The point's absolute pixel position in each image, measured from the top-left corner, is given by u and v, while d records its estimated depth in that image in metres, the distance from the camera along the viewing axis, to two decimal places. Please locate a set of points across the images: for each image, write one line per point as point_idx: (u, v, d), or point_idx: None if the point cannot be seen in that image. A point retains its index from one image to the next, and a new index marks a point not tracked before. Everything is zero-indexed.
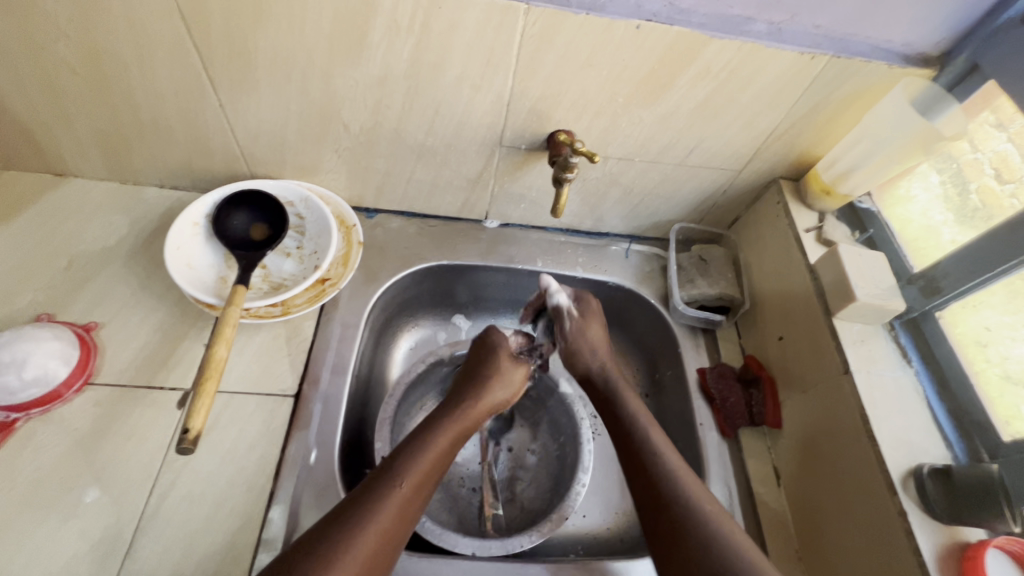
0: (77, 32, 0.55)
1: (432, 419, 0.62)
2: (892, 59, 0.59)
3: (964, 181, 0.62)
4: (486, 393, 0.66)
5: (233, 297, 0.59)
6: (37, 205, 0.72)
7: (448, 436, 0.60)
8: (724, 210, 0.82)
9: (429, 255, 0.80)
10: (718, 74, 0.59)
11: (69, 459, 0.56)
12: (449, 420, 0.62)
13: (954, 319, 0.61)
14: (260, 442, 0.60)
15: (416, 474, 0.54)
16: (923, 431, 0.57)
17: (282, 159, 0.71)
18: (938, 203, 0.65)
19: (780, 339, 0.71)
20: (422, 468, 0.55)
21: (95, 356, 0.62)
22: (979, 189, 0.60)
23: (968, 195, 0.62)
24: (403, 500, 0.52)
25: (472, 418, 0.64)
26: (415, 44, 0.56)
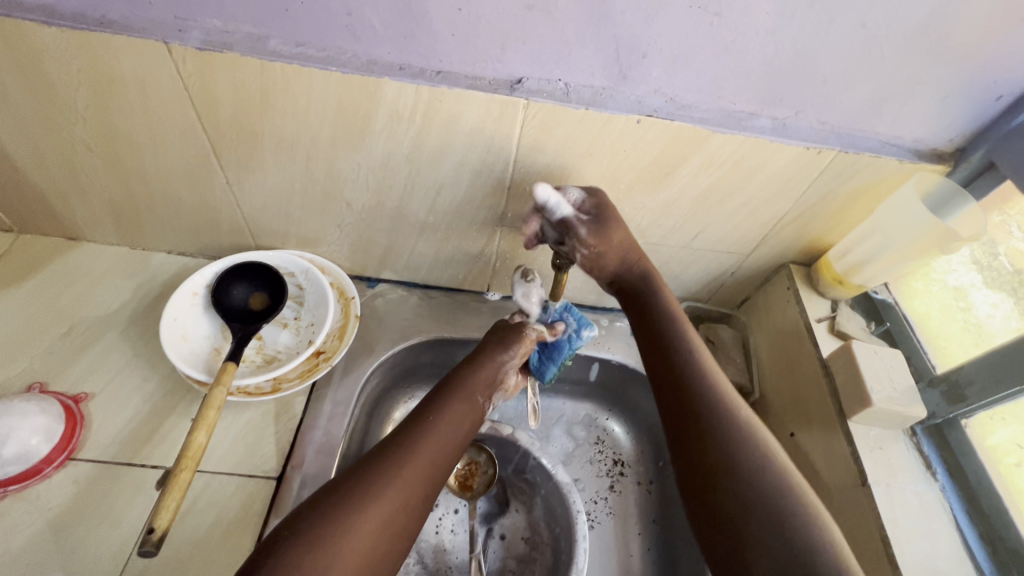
0: (94, 115, 0.57)
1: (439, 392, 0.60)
2: (902, 154, 0.57)
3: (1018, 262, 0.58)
4: (485, 364, 0.65)
5: (220, 375, 0.58)
6: (47, 269, 0.73)
7: (461, 411, 0.59)
8: (732, 290, 0.79)
9: (428, 327, 0.78)
10: (721, 165, 0.58)
11: (38, 542, 0.54)
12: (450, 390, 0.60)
13: (984, 429, 0.56)
14: (236, 529, 0.57)
15: (428, 449, 0.53)
16: (952, 557, 0.52)
17: (286, 230, 0.72)
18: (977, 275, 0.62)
19: (792, 436, 0.66)
20: (433, 443, 0.54)
21: (81, 430, 0.61)
22: (1007, 252, 0.59)
23: (997, 258, 0.60)
24: (418, 477, 0.51)
25: (478, 392, 0.62)
26: (416, 131, 0.57)
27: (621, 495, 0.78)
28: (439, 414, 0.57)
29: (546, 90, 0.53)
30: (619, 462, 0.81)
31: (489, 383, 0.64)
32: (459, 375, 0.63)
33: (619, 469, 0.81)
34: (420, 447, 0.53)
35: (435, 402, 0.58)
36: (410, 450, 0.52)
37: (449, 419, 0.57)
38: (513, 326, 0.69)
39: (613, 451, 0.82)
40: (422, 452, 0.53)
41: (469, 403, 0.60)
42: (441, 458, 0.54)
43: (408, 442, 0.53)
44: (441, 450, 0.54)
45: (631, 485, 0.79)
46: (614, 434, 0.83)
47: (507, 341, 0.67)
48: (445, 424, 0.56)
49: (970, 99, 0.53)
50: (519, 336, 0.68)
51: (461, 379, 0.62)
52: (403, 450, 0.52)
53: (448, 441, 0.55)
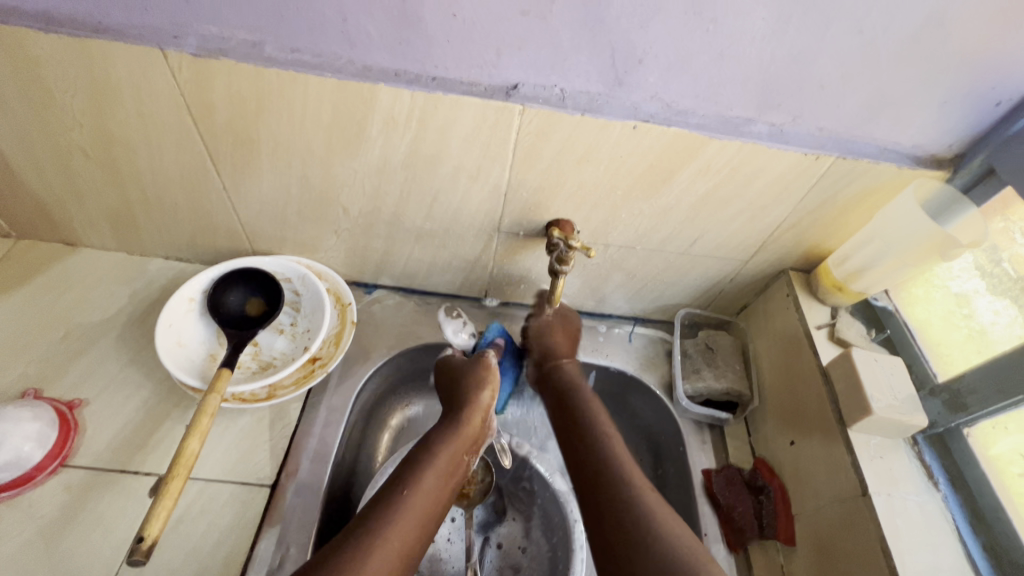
0: (90, 121, 0.57)
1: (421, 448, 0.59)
2: (901, 160, 0.57)
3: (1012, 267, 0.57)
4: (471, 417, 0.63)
5: (215, 382, 0.58)
6: (44, 275, 0.73)
7: (444, 470, 0.58)
8: (732, 296, 0.78)
9: (425, 333, 0.78)
10: (719, 171, 0.58)
11: (29, 549, 0.54)
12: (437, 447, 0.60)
13: (987, 438, 0.55)
14: (229, 537, 0.57)
15: (412, 513, 0.52)
16: (955, 569, 0.51)
17: (283, 237, 0.71)
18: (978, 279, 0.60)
19: (791, 444, 0.65)
20: (418, 507, 0.53)
21: (75, 436, 0.61)
22: (1011, 259, 0.57)
23: (1000, 264, 0.58)
24: (402, 545, 0.50)
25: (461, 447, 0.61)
26: (412, 137, 0.56)
27: None
28: (420, 476, 0.56)
29: (542, 96, 0.53)
30: None
31: (471, 433, 0.63)
32: (442, 431, 0.62)
33: None
34: (400, 513, 0.52)
35: (418, 458, 0.58)
36: (392, 515, 0.51)
37: (429, 477, 0.56)
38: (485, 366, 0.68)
39: None
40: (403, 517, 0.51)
41: (454, 459, 0.60)
42: (425, 522, 0.53)
43: (387, 505, 0.52)
44: (425, 514, 0.53)
45: None
46: None
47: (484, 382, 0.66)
48: (427, 485, 0.55)
49: (968, 104, 0.52)
50: (489, 375, 0.67)
51: (447, 433, 0.61)
52: (385, 514, 0.51)
53: (430, 503, 0.55)
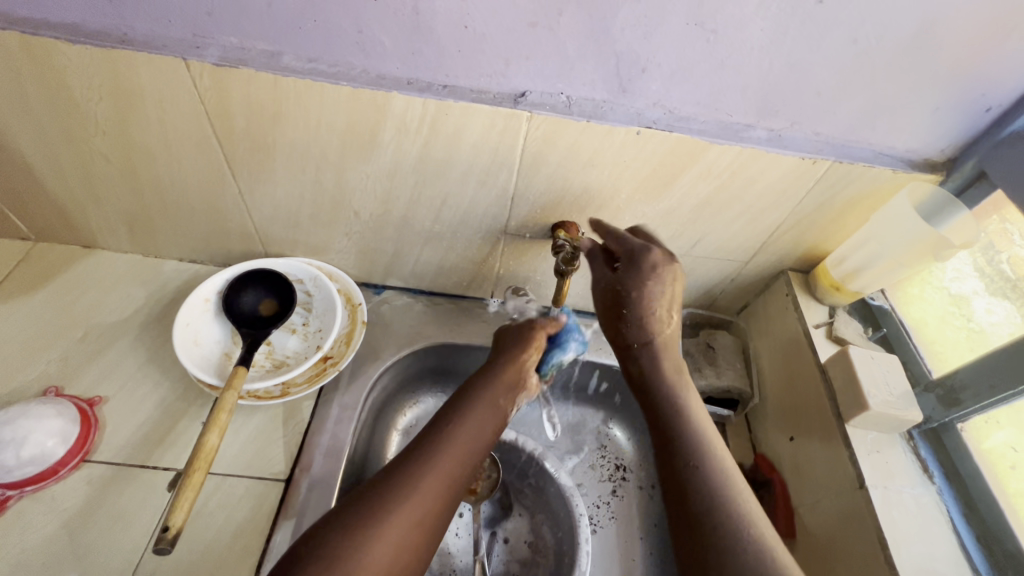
0: (113, 127, 0.59)
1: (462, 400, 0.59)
2: (895, 164, 0.59)
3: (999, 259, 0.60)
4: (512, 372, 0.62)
5: (232, 379, 0.60)
6: (63, 277, 0.75)
7: (483, 419, 0.57)
8: (732, 296, 0.80)
9: (433, 333, 0.80)
10: (720, 175, 0.60)
11: (54, 542, 0.55)
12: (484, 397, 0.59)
13: (980, 433, 0.57)
14: (246, 530, 0.59)
15: (448, 458, 0.52)
16: (949, 559, 0.52)
17: (295, 239, 0.74)
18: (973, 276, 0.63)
19: (791, 440, 0.67)
20: (453, 454, 0.53)
21: (95, 432, 0.63)
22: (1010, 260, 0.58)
23: (1000, 266, 0.60)
24: (438, 488, 0.50)
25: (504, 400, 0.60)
26: (423, 143, 0.59)
27: (621, 500, 0.79)
28: (458, 426, 0.55)
29: (548, 102, 0.55)
30: (621, 466, 0.82)
31: (514, 384, 0.62)
32: (481, 383, 0.61)
33: (621, 474, 0.81)
34: (437, 460, 0.52)
35: (461, 404, 0.58)
36: (429, 464, 0.51)
37: (468, 424, 0.56)
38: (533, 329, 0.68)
39: (615, 456, 0.83)
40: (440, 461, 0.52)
41: (492, 407, 0.59)
42: (461, 465, 0.53)
43: (425, 454, 0.52)
44: (462, 459, 0.53)
45: (633, 489, 0.80)
46: (616, 439, 0.84)
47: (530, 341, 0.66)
48: (464, 433, 0.55)
49: (959, 110, 0.54)
50: (538, 335, 0.68)
51: (484, 381, 0.61)
52: (420, 466, 0.51)
53: (470, 452, 0.54)
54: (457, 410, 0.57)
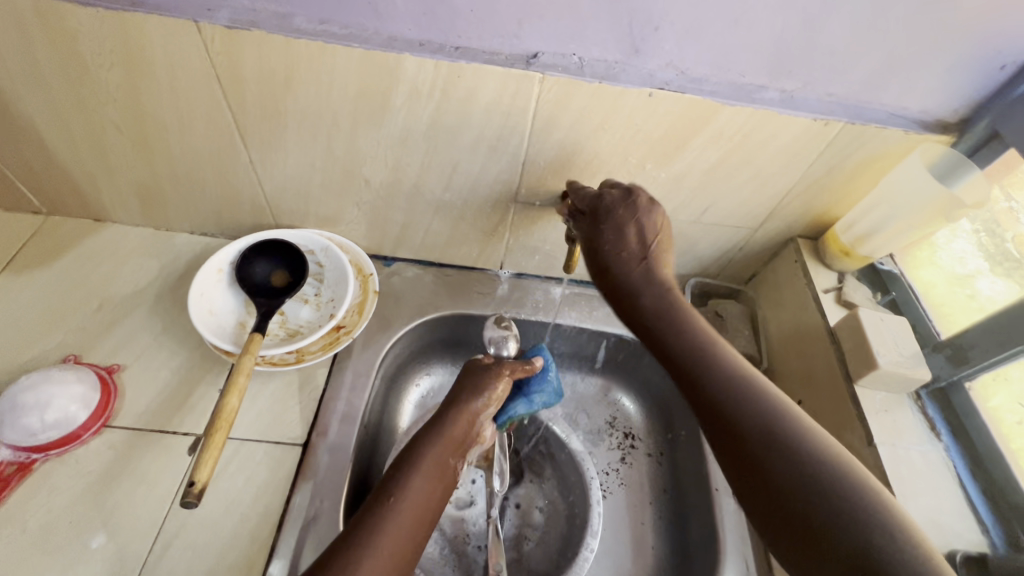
0: (123, 95, 0.59)
1: (407, 457, 0.56)
2: (908, 125, 0.59)
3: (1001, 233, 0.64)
4: (458, 423, 0.60)
5: (248, 345, 0.61)
6: (76, 250, 0.76)
7: (430, 482, 0.55)
8: (740, 265, 0.81)
9: (443, 304, 0.80)
10: (731, 138, 0.60)
11: (80, 503, 0.57)
12: (429, 453, 0.57)
13: (985, 392, 0.58)
14: (266, 492, 0.60)
15: (394, 529, 0.50)
16: (955, 512, 0.53)
17: (305, 210, 0.74)
18: (975, 253, 0.66)
19: (799, 404, 0.68)
20: (398, 523, 0.50)
21: (115, 400, 0.64)
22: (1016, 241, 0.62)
23: (1005, 245, 0.63)
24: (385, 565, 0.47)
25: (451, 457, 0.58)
26: (434, 107, 0.58)
27: (630, 467, 0.80)
28: (402, 493, 0.52)
29: (560, 64, 0.55)
30: (630, 435, 0.83)
31: (463, 436, 0.60)
32: (429, 436, 0.58)
33: (630, 442, 0.83)
34: (379, 533, 0.49)
35: (409, 462, 0.55)
36: (372, 537, 0.48)
37: (413, 490, 0.53)
38: (480, 376, 0.65)
39: (624, 425, 0.84)
40: (384, 534, 0.49)
41: (440, 465, 0.57)
42: (410, 534, 0.51)
43: (368, 525, 0.49)
44: (410, 527, 0.51)
45: (642, 457, 0.81)
46: (624, 408, 0.85)
47: (477, 388, 0.64)
48: (410, 498, 0.52)
49: (974, 69, 0.54)
50: (496, 384, 0.65)
51: (432, 435, 0.58)
52: (362, 540, 0.48)
53: (420, 515, 0.52)
54: (403, 470, 0.54)
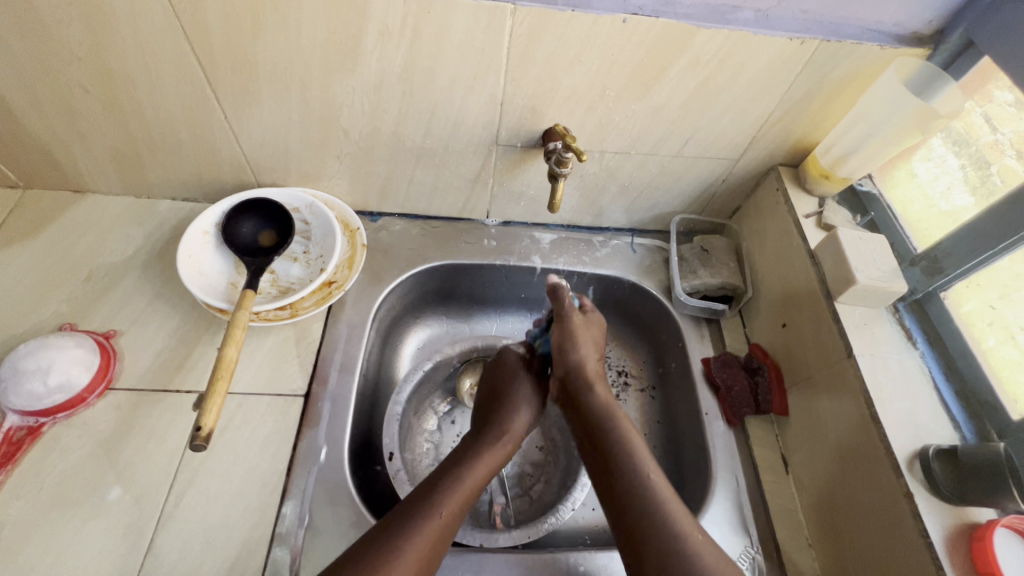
0: (88, 54, 0.58)
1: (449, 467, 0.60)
2: (884, 40, 0.58)
3: (985, 164, 0.59)
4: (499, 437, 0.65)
5: (241, 300, 0.61)
6: (59, 221, 0.75)
7: (468, 491, 0.59)
8: (724, 199, 0.82)
9: (432, 255, 0.81)
10: (708, 63, 0.60)
11: (92, 460, 0.59)
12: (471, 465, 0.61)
13: (959, 298, 0.60)
14: (273, 440, 0.62)
15: (429, 532, 0.53)
16: (929, 412, 0.56)
17: (286, 167, 0.73)
18: (961, 186, 0.61)
19: (784, 327, 0.70)
20: (434, 529, 0.53)
21: (116, 362, 0.65)
22: (1001, 171, 0.57)
23: (990, 178, 0.58)
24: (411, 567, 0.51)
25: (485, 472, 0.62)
26: (407, 49, 0.58)
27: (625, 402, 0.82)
28: (443, 501, 0.56)
29: None
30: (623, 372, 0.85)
31: (500, 454, 0.64)
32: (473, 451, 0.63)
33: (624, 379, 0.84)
34: (415, 536, 0.52)
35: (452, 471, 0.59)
36: (408, 536, 0.52)
37: (451, 497, 0.56)
38: (516, 389, 0.70)
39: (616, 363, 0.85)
40: (419, 536, 0.52)
41: (478, 480, 0.60)
42: (438, 543, 0.53)
43: (407, 527, 0.52)
44: (439, 537, 0.54)
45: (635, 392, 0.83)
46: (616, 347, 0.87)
47: (517, 406, 0.68)
48: (448, 504, 0.56)
49: None
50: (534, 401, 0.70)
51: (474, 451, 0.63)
52: (398, 540, 0.51)
53: (449, 526, 0.55)
54: (448, 480, 0.58)
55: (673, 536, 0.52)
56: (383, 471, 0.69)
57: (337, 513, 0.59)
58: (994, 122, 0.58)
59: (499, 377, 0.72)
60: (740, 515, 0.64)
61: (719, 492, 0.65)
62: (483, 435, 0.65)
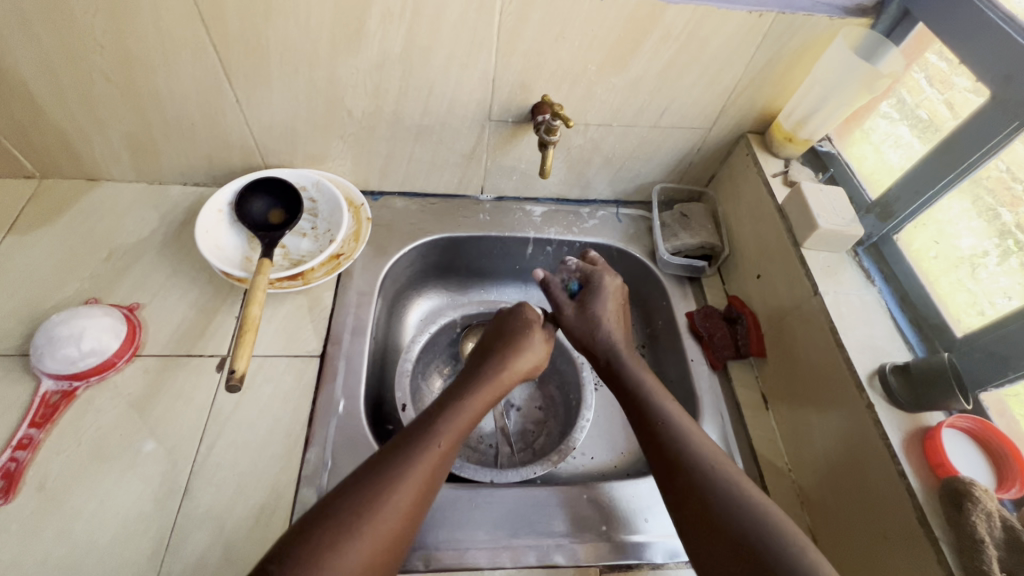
0: (111, 42, 0.63)
1: (449, 399, 0.64)
2: (832, 11, 0.65)
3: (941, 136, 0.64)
4: (500, 374, 0.69)
5: (260, 267, 0.66)
6: (76, 206, 0.79)
7: (466, 420, 0.62)
8: (700, 168, 0.88)
9: (433, 229, 0.86)
10: (678, 37, 0.66)
11: (125, 418, 0.63)
12: (468, 398, 0.64)
13: (909, 237, 0.67)
14: (294, 395, 0.67)
15: (429, 460, 0.56)
16: (887, 337, 0.63)
17: (293, 148, 0.78)
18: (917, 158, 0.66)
19: (759, 277, 0.77)
20: (434, 457, 0.56)
21: (141, 332, 0.69)
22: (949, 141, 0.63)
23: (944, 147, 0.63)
24: (412, 489, 0.54)
25: (482, 405, 0.65)
26: (407, 29, 0.63)
27: None
28: (442, 432, 0.59)
29: None
30: None
31: (498, 390, 0.68)
32: (472, 387, 0.66)
33: None
34: (415, 465, 0.55)
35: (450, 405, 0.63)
36: (406, 461, 0.55)
37: (449, 432, 0.59)
38: (525, 335, 0.73)
39: None
40: (420, 465, 0.55)
41: (474, 411, 0.64)
42: (438, 468, 0.57)
43: (407, 456, 0.55)
44: (439, 462, 0.57)
45: None
46: None
47: (521, 349, 0.72)
48: (448, 433, 0.59)
49: None
50: (532, 335, 0.74)
51: (472, 387, 0.66)
52: (401, 466, 0.54)
53: (446, 452, 0.58)
54: (446, 414, 0.61)
55: (708, 474, 0.55)
56: (396, 427, 0.74)
57: (358, 457, 0.64)
58: (954, 109, 0.63)
59: (509, 326, 0.75)
60: (726, 446, 0.70)
61: (706, 427, 0.71)
62: (482, 372, 0.69)
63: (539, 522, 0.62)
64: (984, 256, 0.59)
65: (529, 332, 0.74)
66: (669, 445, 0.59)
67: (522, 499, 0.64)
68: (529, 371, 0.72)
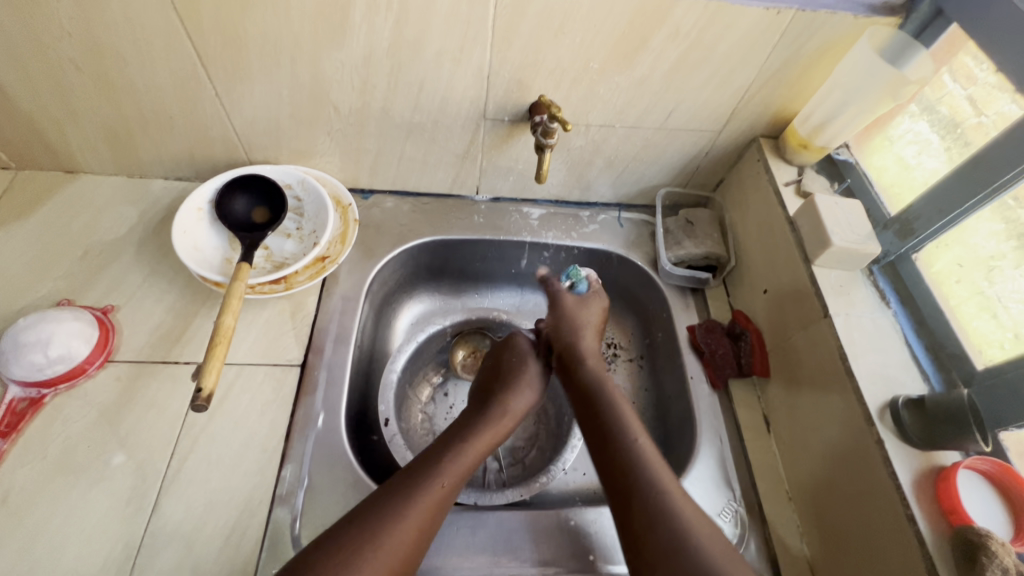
0: (79, 30, 0.58)
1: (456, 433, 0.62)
2: (857, 9, 0.60)
3: (968, 144, 0.60)
4: (502, 411, 0.66)
5: (238, 273, 0.63)
6: (52, 200, 0.76)
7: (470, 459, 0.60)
8: (707, 172, 0.84)
9: (424, 230, 0.82)
10: (688, 34, 0.61)
11: (95, 428, 0.60)
12: (473, 436, 0.62)
13: (930, 258, 0.63)
14: (271, 408, 0.64)
15: (429, 501, 0.54)
16: (900, 365, 0.59)
17: (278, 144, 0.74)
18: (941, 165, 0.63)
19: (765, 293, 0.73)
20: (435, 497, 0.54)
21: (114, 336, 0.66)
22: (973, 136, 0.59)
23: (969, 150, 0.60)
24: (410, 531, 0.51)
25: (486, 443, 0.63)
26: (394, 21, 0.59)
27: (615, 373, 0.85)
28: (443, 470, 0.57)
29: None
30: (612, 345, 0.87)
31: (502, 429, 0.65)
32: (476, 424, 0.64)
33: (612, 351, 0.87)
34: (414, 506, 0.53)
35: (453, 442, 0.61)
36: (406, 501, 0.53)
37: (451, 470, 0.57)
38: (523, 370, 0.71)
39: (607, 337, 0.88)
40: (419, 506, 0.53)
41: (478, 450, 0.62)
42: (439, 508, 0.54)
43: (408, 496, 0.53)
44: (440, 503, 0.54)
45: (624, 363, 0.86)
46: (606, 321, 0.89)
47: (521, 385, 0.69)
48: (451, 472, 0.57)
49: None
50: (527, 368, 0.71)
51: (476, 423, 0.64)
52: (400, 506, 0.52)
53: (449, 492, 0.56)
54: (449, 452, 0.59)
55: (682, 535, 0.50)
56: (380, 439, 0.71)
57: (336, 476, 0.61)
58: (978, 105, 0.60)
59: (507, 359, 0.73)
60: (724, 471, 0.67)
61: (704, 450, 0.68)
62: (485, 409, 0.67)
63: (525, 549, 0.60)
64: (998, 259, 0.56)
65: (523, 364, 0.71)
66: (638, 489, 0.54)
67: (506, 524, 0.61)
68: (529, 407, 0.70)
